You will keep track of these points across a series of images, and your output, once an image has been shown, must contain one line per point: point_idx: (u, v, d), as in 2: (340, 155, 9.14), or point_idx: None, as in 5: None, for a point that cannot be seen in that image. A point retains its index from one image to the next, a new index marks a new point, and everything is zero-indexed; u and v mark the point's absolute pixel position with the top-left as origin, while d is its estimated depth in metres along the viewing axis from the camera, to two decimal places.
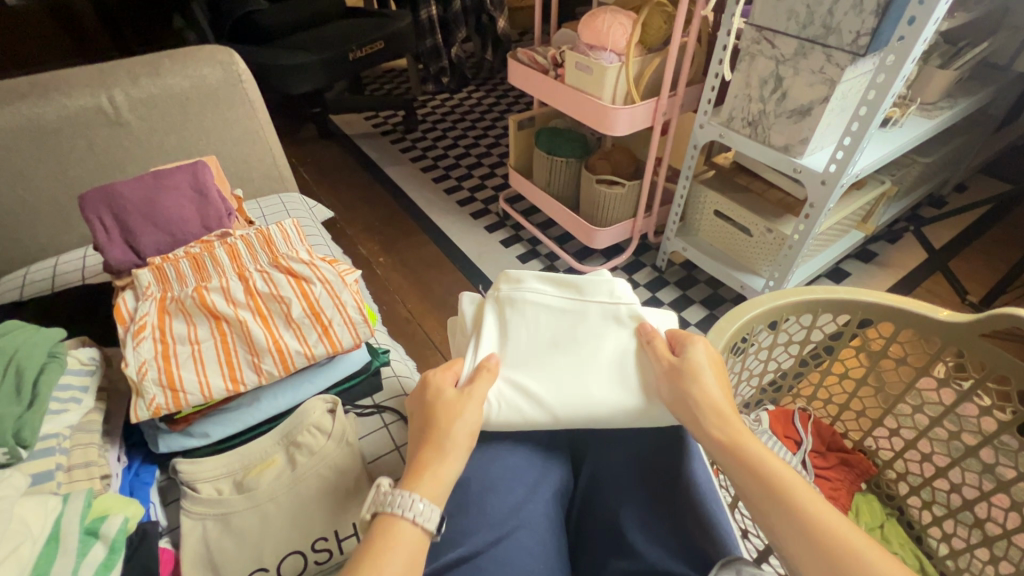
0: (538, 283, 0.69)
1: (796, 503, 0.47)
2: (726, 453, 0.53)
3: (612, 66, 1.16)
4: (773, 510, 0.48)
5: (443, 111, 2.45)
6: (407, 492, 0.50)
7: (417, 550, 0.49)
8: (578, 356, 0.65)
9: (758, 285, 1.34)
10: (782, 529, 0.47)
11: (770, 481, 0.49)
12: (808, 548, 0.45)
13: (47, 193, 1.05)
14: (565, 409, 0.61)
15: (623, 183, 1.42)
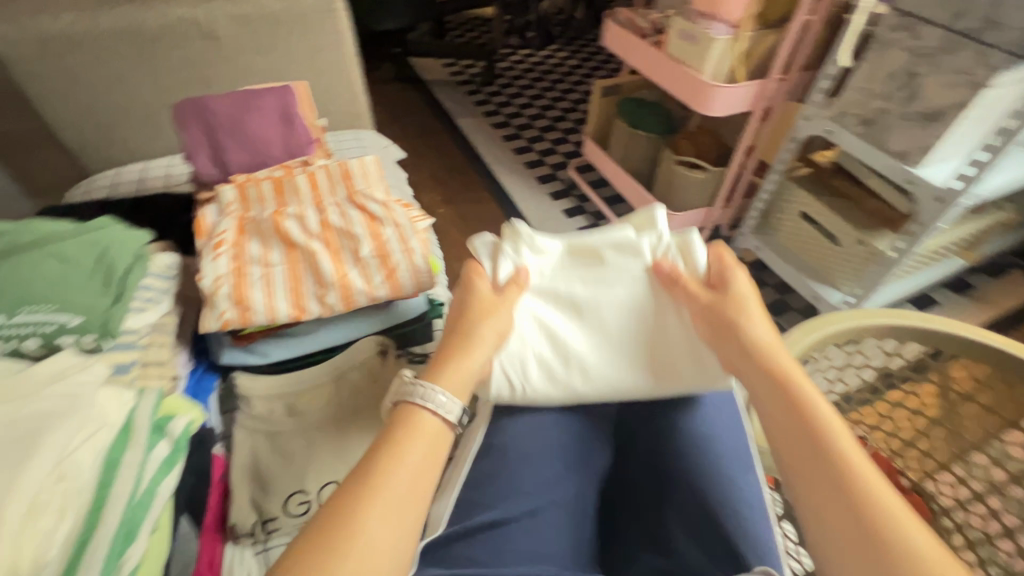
0: (555, 246, 0.67)
1: (846, 471, 0.46)
2: (775, 387, 0.53)
3: (722, 38, 1.07)
4: (810, 443, 0.48)
5: (524, 66, 2.36)
6: (431, 386, 0.53)
7: (439, 438, 0.52)
8: (600, 320, 0.64)
9: (833, 299, 1.25)
10: (817, 492, 0.46)
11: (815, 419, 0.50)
12: (831, 483, 0.46)
13: (145, 99, 1.09)
14: (587, 385, 0.61)
15: (705, 168, 1.34)
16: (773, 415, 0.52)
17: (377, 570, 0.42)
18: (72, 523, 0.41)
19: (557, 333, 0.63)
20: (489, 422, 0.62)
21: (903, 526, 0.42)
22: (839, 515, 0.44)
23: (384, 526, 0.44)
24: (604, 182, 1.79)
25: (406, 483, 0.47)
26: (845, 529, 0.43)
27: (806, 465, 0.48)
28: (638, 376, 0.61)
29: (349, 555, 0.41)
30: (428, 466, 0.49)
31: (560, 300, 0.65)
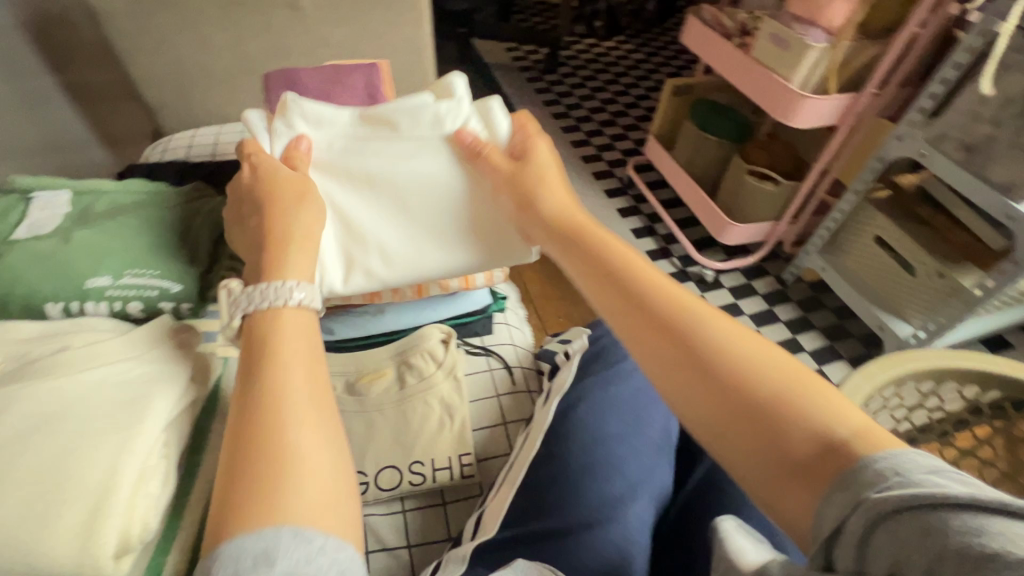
0: (328, 113, 0.62)
1: (724, 359, 0.42)
2: (647, 329, 0.46)
3: (818, 46, 1.01)
4: (714, 389, 0.41)
5: (587, 56, 2.30)
6: (278, 282, 0.45)
7: (313, 331, 0.46)
8: (411, 204, 0.65)
9: (901, 332, 1.19)
10: (706, 400, 0.41)
11: (703, 349, 0.43)
12: (750, 424, 0.40)
13: (224, 63, 1.10)
14: (394, 273, 0.66)
15: (777, 180, 1.28)
16: (665, 372, 0.44)
17: (324, 474, 0.37)
18: (169, 498, 0.36)
19: (372, 216, 0.64)
20: (548, 431, 0.61)
21: (805, 390, 0.40)
22: (731, 415, 0.40)
23: (309, 431, 0.38)
24: (661, 183, 1.74)
25: (309, 380, 0.41)
26: (748, 429, 0.39)
27: (721, 418, 0.41)
28: (454, 257, 0.67)
29: (292, 471, 0.35)
30: (315, 358, 0.43)
31: (353, 175, 0.63)
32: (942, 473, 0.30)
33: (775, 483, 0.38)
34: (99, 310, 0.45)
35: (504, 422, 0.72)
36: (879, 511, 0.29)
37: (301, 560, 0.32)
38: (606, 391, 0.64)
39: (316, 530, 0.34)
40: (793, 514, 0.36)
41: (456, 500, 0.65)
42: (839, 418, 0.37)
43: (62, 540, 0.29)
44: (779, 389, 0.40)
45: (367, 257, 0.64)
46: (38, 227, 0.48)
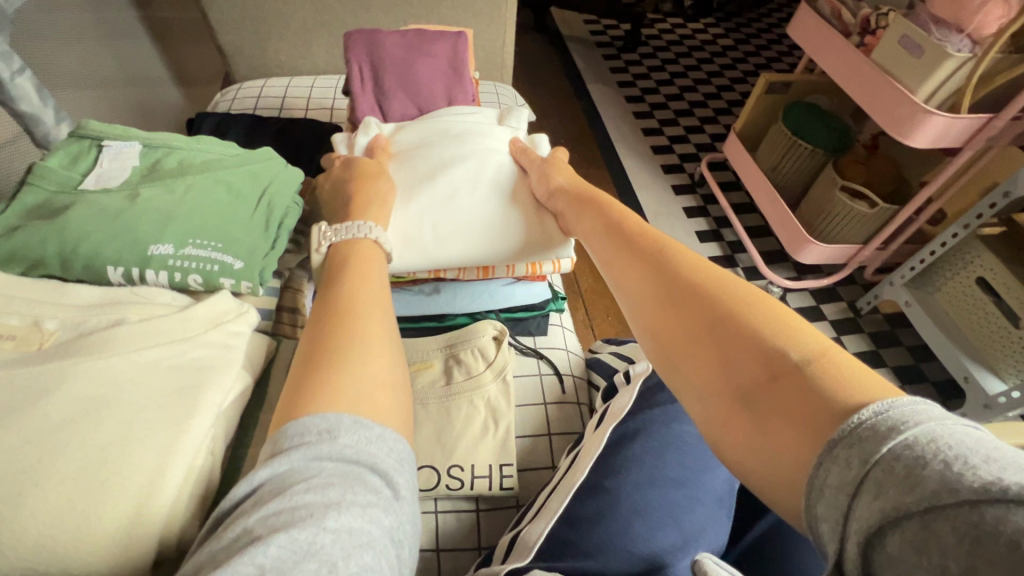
0: (399, 131, 0.69)
1: (695, 296, 0.42)
2: (639, 280, 0.47)
3: (958, 55, 0.87)
4: (690, 329, 0.40)
5: (671, 37, 2.14)
6: (361, 223, 0.52)
7: (375, 255, 0.51)
8: (467, 178, 0.64)
9: (991, 388, 1.06)
10: (681, 342, 0.41)
11: (685, 293, 0.43)
12: (718, 358, 0.38)
13: (300, 14, 1.06)
14: (449, 250, 0.61)
15: (875, 200, 1.15)
16: (650, 316, 0.44)
17: (380, 367, 0.38)
18: (209, 497, 0.34)
19: (426, 197, 0.62)
20: (599, 458, 0.57)
21: (777, 325, 0.37)
22: (706, 351, 0.39)
23: (371, 322, 0.41)
24: (735, 186, 1.62)
25: (371, 292, 0.44)
26: (704, 360, 0.39)
27: (691, 356, 0.40)
28: (505, 237, 0.63)
29: (329, 353, 0.37)
30: (375, 276, 0.47)
31: (413, 166, 0.64)
32: (913, 424, 0.26)
33: (726, 414, 0.36)
34: (159, 280, 0.43)
35: (548, 433, 0.68)
36: (866, 510, 0.24)
37: (360, 441, 0.33)
38: (666, 429, 0.59)
39: (375, 420, 0.34)
40: (744, 451, 0.34)
41: (491, 509, 0.62)
42: (801, 351, 0.35)
43: (101, 547, 0.28)
44: (745, 321, 0.38)
45: (418, 236, 0.60)
46: (107, 179, 0.47)
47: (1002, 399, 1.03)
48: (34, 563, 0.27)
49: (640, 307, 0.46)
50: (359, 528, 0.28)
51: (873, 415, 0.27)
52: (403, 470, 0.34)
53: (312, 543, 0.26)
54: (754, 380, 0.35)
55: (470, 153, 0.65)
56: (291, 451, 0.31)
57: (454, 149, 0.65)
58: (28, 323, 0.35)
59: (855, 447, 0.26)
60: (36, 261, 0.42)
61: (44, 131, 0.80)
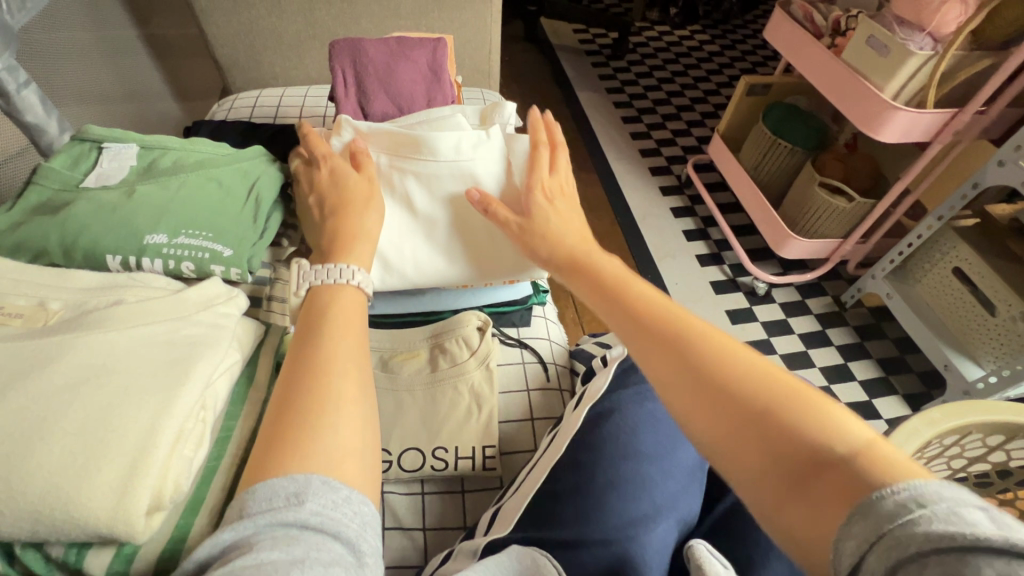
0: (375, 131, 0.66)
1: (730, 384, 0.41)
2: (661, 350, 0.46)
3: (920, 53, 0.92)
4: (730, 408, 0.40)
5: (658, 44, 2.19)
6: (345, 266, 0.52)
7: (360, 306, 0.51)
8: (442, 210, 0.66)
9: (969, 375, 1.09)
10: (722, 420, 0.40)
11: (717, 369, 0.43)
12: (767, 439, 0.38)
13: (294, 27, 1.11)
14: (422, 275, 0.67)
15: (852, 196, 1.19)
16: (681, 390, 0.43)
17: (352, 431, 0.40)
18: (200, 459, 0.36)
19: (405, 223, 0.66)
20: (578, 435, 0.60)
21: (818, 412, 0.38)
22: (750, 431, 0.39)
23: (348, 380, 0.42)
24: (721, 186, 1.66)
25: (353, 346, 0.45)
26: (750, 450, 0.38)
27: (737, 435, 0.39)
28: (471, 266, 0.68)
29: (306, 422, 0.39)
30: (358, 327, 0.47)
31: (396, 186, 0.65)
32: (975, 506, 0.29)
33: (777, 501, 0.36)
34: (153, 267, 0.46)
35: (531, 419, 0.71)
36: (908, 537, 0.28)
37: (326, 507, 0.35)
38: (641, 409, 0.61)
39: (341, 480, 0.37)
40: (801, 528, 0.35)
41: (475, 489, 0.64)
42: (847, 440, 0.36)
43: (98, 497, 0.30)
44: (789, 411, 0.39)
45: (398, 262, 0.66)
46: (106, 178, 0.50)
47: (981, 386, 1.05)
48: (40, 508, 0.30)
49: (667, 378, 0.44)
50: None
51: (904, 491, 0.30)
52: (365, 535, 0.36)
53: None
54: (804, 469, 0.36)
55: (444, 179, 0.66)
56: (265, 520, 0.33)
57: (439, 174, 0.65)
58: (33, 303, 0.38)
59: (913, 497, 0.30)
60: (40, 251, 0.45)
61: (48, 141, 0.83)
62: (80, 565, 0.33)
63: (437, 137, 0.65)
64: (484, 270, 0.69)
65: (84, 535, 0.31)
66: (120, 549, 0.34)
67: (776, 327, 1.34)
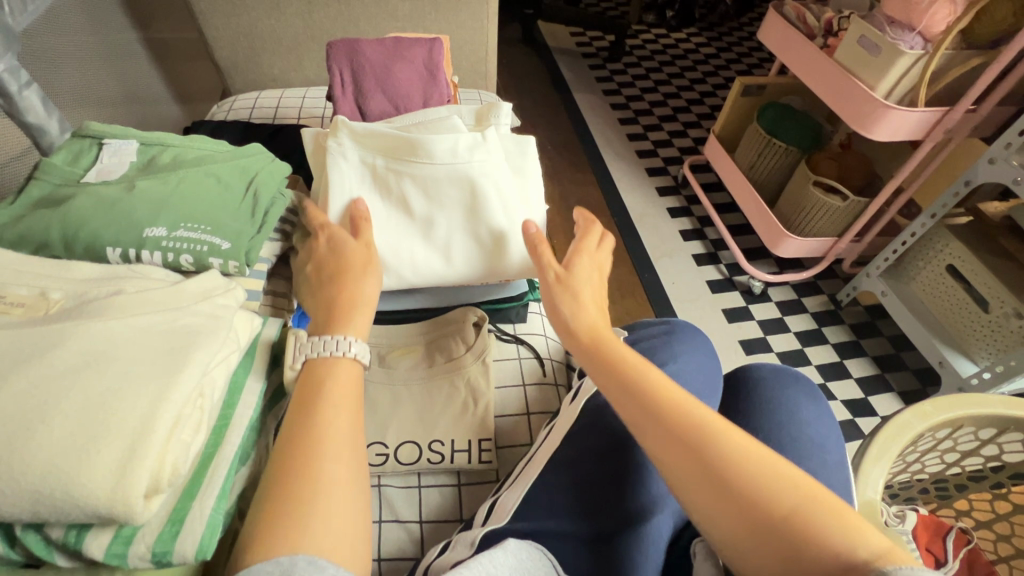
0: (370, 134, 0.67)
1: (760, 489, 0.42)
2: (681, 458, 0.45)
3: (911, 53, 0.93)
4: (755, 526, 0.41)
5: (655, 47, 2.21)
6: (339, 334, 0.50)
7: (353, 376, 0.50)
8: (441, 215, 0.67)
9: (964, 371, 1.09)
10: (749, 537, 0.41)
11: (739, 483, 0.43)
12: (791, 561, 0.39)
13: (293, 30, 1.12)
14: (421, 277, 0.68)
15: (846, 195, 1.20)
16: (707, 504, 0.43)
17: (346, 519, 0.40)
18: (198, 445, 0.37)
19: (404, 227, 0.67)
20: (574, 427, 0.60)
21: (839, 516, 0.40)
22: (776, 550, 0.40)
23: (339, 464, 0.42)
24: (718, 186, 1.67)
25: (346, 427, 0.44)
26: (784, 560, 0.40)
27: (762, 554, 0.41)
28: (470, 267, 0.69)
29: (300, 517, 0.38)
30: (350, 403, 0.46)
31: (393, 190, 0.66)
32: None
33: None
34: (153, 259, 0.47)
35: (527, 413, 0.71)
36: None
37: None
38: None
39: (330, 560, 0.37)
40: None
41: (472, 482, 0.65)
42: (872, 544, 0.38)
43: (97, 477, 0.31)
44: (817, 518, 0.40)
45: (397, 265, 0.66)
46: (107, 173, 0.51)
47: (976, 381, 1.06)
48: (40, 487, 0.30)
49: (691, 489, 0.44)
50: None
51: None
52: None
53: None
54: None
55: (443, 183, 0.66)
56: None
57: (435, 178, 0.66)
58: (34, 293, 0.39)
59: None
60: (41, 244, 0.46)
61: (49, 141, 0.84)
62: (80, 546, 0.34)
63: (432, 140, 0.65)
64: (482, 270, 0.70)
65: (83, 515, 0.31)
66: (119, 530, 0.35)
67: (772, 325, 1.35)
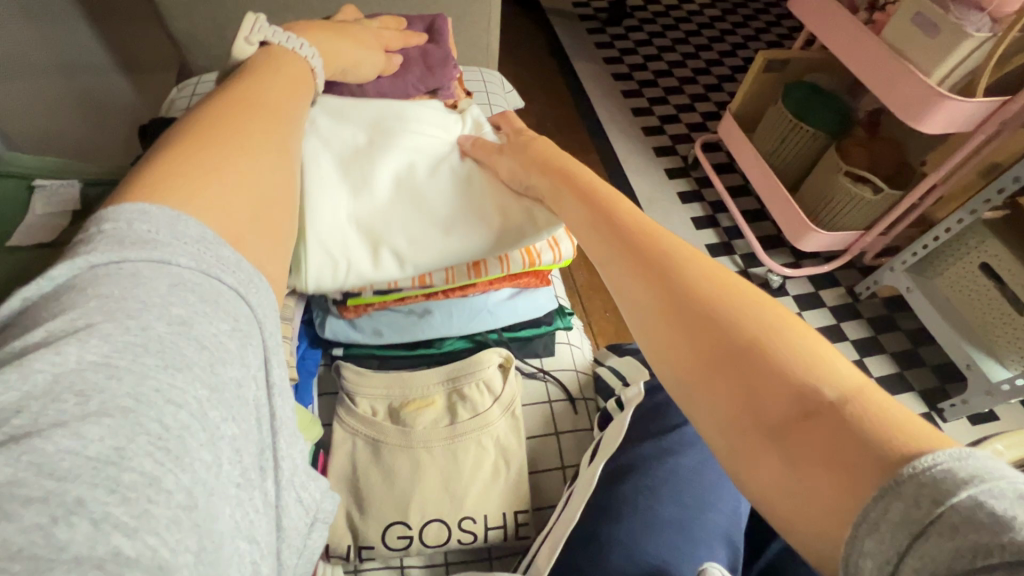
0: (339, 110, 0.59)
1: (719, 312, 0.36)
2: (635, 274, 0.42)
3: (977, 36, 0.82)
4: (704, 341, 0.36)
5: (658, 8, 2.03)
6: (295, 42, 0.47)
7: (308, 77, 0.47)
8: (428, 176, 0.58)
9: (993, 375, 1.06)
10: (694, 352, 0.36)
11: (692, 296, 0.38)
12: (737, 375, 0.34)
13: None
14: (420, 254, 0.56)
15: (879, 186, 1.11)
16: (657, 319, 0.39)
17: (228, 183, 0.33)
18: None
19: (392, 203, 0.56)
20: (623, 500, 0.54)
21: (809, 347, 0.33)
22: (727, 369, 0.34)
23: (253, 146, 0.36)
24: (730, 168, 1.57)
25: (259, 118, 0.38)
26: (725, 388, 0.34)
27: (708, 370, 0.35)
28: (480, 234, 0.57)
29: (198, 151, 0.33)
30: (273, 104, 0.40)
31: (373, 161, 0.56)
32: (998, 478, 0.23)
33: (750, 453, 0.32)
34: None
35: (561, 465, 0.64)
36: (927, 553, 0.22)
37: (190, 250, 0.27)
38: (662, 468, 0.56)
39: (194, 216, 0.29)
40: (780, 492, 0.30)
41: (504, 556, 0.58)
42: (837, 381, 0.31)
43: None
44: (780, 350, 0.33)
45: (389, 238, 0.55)
46: (38, 233, 0.44)
47: (1005, 387, 1.02)
48: None
49: (642, 303, 0.41)
50: (221, 360, 0.25)
51: (922, 467, 0.24)
52: (268, 305, 0.29)
53: (157, 368, 0.22)
54: (784, 415, 0.31)
55: (426, 149, 0.60)
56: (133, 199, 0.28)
57: (419, 144, 0.60)
58: None
59: (926, 487, 0.24)
60: None
61: None
62: None
63: (411, 112, 0.62)
64: (496, 231, 0.58)
65: None
66: None
67: None
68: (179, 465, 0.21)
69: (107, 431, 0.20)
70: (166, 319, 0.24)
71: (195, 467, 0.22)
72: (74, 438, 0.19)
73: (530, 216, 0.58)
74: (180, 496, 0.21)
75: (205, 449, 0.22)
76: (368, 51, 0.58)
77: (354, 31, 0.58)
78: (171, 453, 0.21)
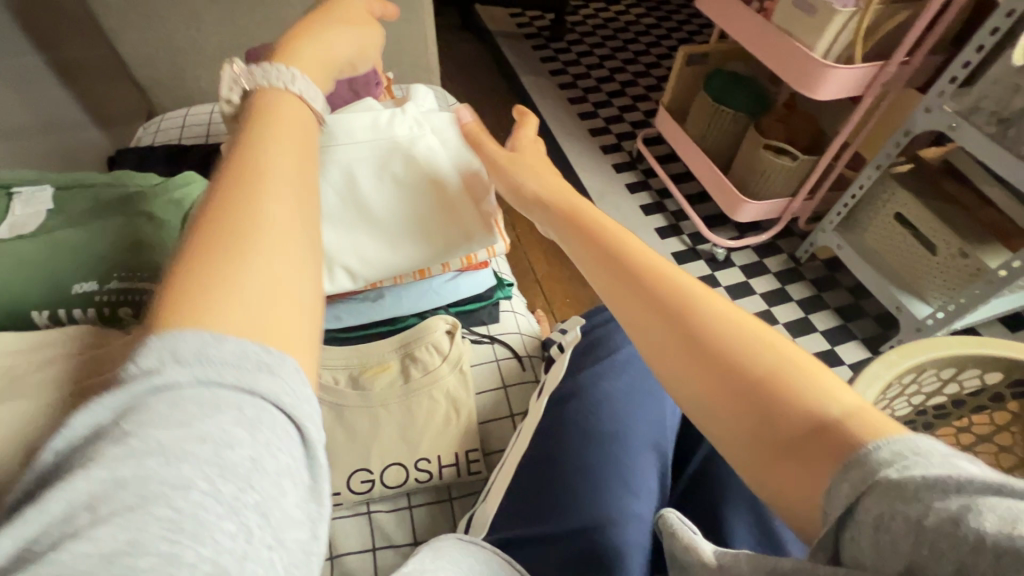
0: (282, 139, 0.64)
1: (742, 340, 0.38)
2: (650, 307, 0.42)
3: (845, 11, 0.94)
4: (732, 372, 0.37)
5: (595, 22, 2.18)
6: (286, 78, 0.44)
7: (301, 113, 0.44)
8: (371, 195, 0.65)
9: (919, 312, 1.15)
10: (719, 380, 0.38)
11: (717, 327, 0.39)
12: (764, 401, 0.36)
13: (215, 41, 1.04)
14: (367, 266, 0.68)
15: (795, 154, 1.23)
16: (674, 351, 0.40)
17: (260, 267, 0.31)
18: None
19: (336, 221, 0.66)
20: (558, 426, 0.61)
21: (812, 368, 0.37)
22: (754, 395, 0.36)
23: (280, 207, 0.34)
24: (672, 158, 1.68)
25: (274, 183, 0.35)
26: (747, 410, 0.36)
27: (734, 397, 0.37)
28: (416, 246, 0.68)
29: (236, 251, 0.31)
30: (290, 168, 0.37)
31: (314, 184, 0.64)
32: (937, 451, 0.29)
33: (772, 465, 0.35)
34: (85, 316, 0.52)
35: (510, 415, 0.71)
36: (884, 500, 0.27)
37: (207, 351, 0.26)
38: (595, 390, 0.64)
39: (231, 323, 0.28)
40: (799, 495, 0.33)
41: (462, 494, 0.64)
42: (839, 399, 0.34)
43: None
44: (797, 372, 0.36)
45: (339, 257, 0.67)
46: (20, 226, 0.55)
47: (930, 321, 1.11)
48: None
49: (658, 338, 0.41)
50: (226, 445, 0.24)
51: (891, 444, 0.30)
52: (296, 382, 0.28)
53: (162, 467, 0.23)
54: (808, 429, 0.34)
55: (364, 161, 0.64)
56: (171, 332, 0.26)
57: (357, 157, 0.64)
58: None
59: (899, 456, 0.29)
60: None
61: None
62: None
63: (347, 119, 0.64)
64: (431, 245, 0.68)
65: None
66: None
67: (737, 290, 1.38)
68: (199, 539, 0.22)
69: (119, 528, 0.21)
70: (173, 428, 0.24)
71: (215, 537, 0.22)
72: (87, 543, 0.20)
73: (456, 225, 0.67)
74: (204, 567, 0.21)
75: (225, 522, 0.23)
76: (364, 35, 0.59)
77: (341, 16, 0.58)
78: (181, 533, 0.22)
